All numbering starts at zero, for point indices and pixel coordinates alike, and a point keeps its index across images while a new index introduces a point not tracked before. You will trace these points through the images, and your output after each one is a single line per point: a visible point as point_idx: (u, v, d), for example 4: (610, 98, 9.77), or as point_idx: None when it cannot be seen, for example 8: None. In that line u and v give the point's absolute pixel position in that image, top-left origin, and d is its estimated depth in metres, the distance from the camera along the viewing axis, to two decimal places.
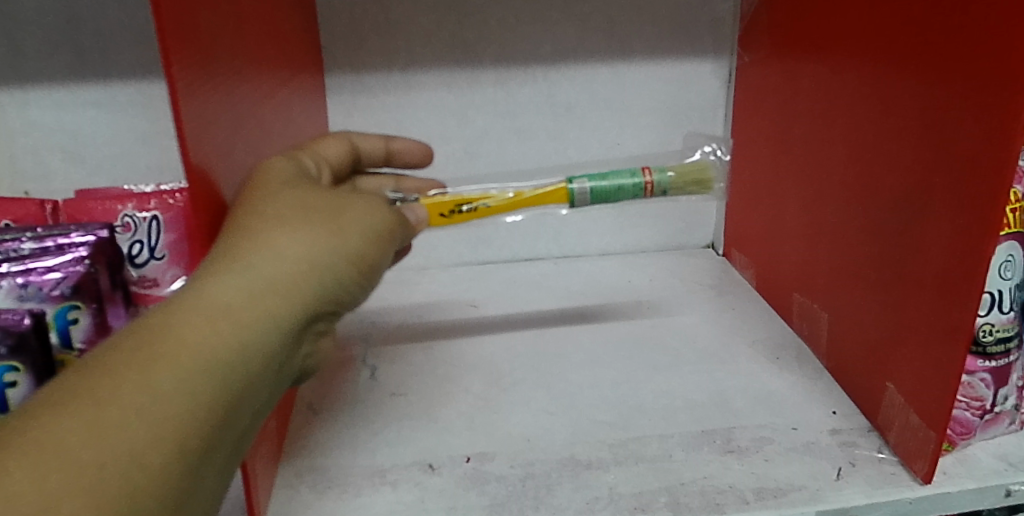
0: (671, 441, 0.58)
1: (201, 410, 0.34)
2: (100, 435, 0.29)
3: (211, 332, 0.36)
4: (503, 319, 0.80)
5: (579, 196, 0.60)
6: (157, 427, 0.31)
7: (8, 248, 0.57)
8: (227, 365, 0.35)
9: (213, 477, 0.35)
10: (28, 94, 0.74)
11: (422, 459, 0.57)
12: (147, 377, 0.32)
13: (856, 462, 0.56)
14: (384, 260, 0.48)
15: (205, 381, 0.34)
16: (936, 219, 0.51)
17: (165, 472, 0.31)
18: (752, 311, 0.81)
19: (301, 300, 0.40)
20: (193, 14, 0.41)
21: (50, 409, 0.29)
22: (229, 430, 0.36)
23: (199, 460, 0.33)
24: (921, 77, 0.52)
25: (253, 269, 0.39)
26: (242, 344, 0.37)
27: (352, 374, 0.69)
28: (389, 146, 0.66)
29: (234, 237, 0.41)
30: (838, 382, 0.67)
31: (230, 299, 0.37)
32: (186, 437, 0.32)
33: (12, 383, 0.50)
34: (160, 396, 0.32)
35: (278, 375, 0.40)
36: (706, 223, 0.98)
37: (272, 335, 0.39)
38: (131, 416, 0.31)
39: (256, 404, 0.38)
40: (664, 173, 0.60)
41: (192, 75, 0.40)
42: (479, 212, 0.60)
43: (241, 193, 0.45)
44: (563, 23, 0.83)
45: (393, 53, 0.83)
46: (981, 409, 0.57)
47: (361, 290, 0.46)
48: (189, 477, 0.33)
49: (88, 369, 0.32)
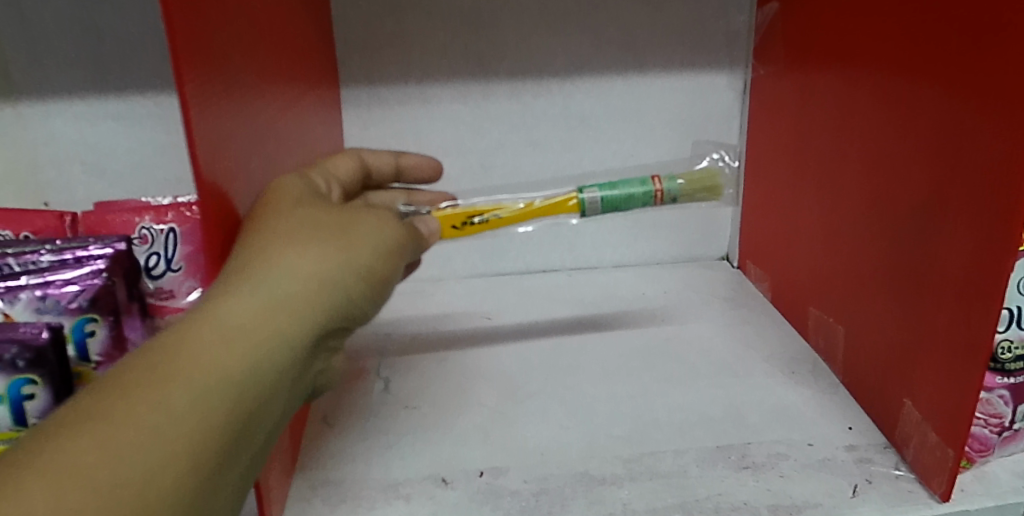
0: (686, 456, 0.58)
1: (214, 426, 0.34)
2: (115, 452, 0.30)
3: (224, 349, 0.36)
4: (517, 331, 0.80)
5: (590, 205, 0.60)
6: (172, 444, 0.32)
7: (27, 260, 0.58)
8: (240, 382, 0.36)
9: (226, 494, 0.35)
10: (50, 106, 0.75)
11: (436, 473, 0.57)
12: (161, 394, 0.32)
13: (872, 479, 0.56)
14: (395, 274, 0.48)
15: (218, 398, 0.34)
16: (953, 234, 0.51)
17: (177, 488, 0.31)
18: (768, 325, 0.81)
19: (314, 315, 0.41)
20: (206, 30, 0.41)
21: (66, 428, 0.30)
22: (242, 446, 0.36)
23: (213, 475, 0.34)
24: (939, 91, 0.52)
25: (266, 286, 0.40)
26: (254, 360, 0.37)
27: (367, 386, 0.69)
28: (398, 161, 0.66)
29: (247, 254, 0.41)
30: (854, 398, 0.67)
31: (243, 316, 0.38)
32: (199, 453, 0.33)
33: (30, 395, 0.51)
34: (174, 413, 0.32)
35: (291, 391, 0.41)
36: (720, 235, 0.97)
37: (285, 351, 0.39)
38: (145, 433, 0.31)
39: (269, 420, 0.39)
40: (674, 181, 0.61)
41: (204, 93, 0.41)
42: (491, 223, 0.60)
43: (254, 211, 0.46)
44: (577, 35, 0.83)
45: (409, 65, 0.83)
46: (999, 426, 0.56)
47: (372, 303, 0.46)
48: (201, 495, 0.33)
49: (103, 388, 0.32)
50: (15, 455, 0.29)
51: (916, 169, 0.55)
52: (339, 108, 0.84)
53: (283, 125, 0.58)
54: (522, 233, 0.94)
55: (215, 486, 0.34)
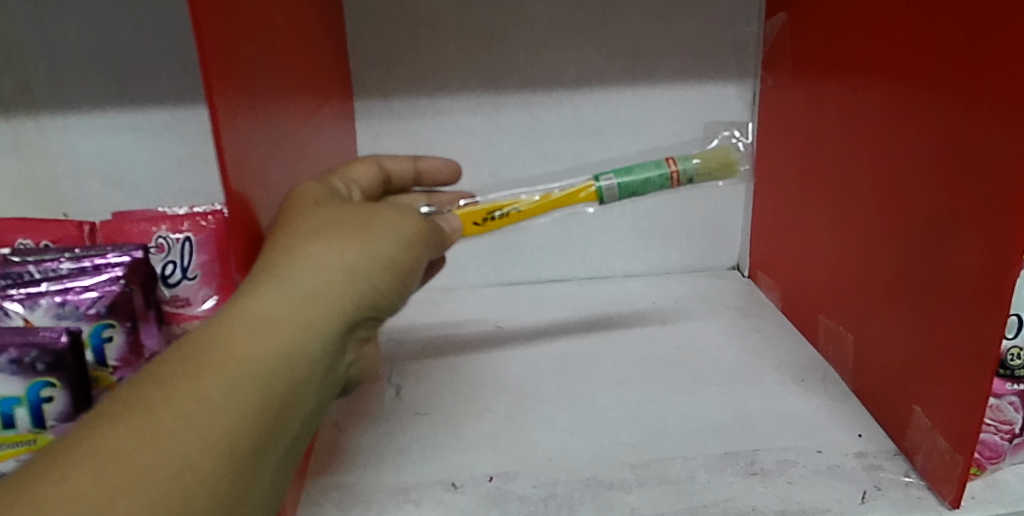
0: (694, 462, 0.58)
1: (248, 417, 0.36)
2: (152, 442, 0.32)
3: (253, 340, 0.38)
4: (527, 339, 0.81)
5: (607, 193, 0.61)
6: (203, 433, 0.33)
7: (47, 267, 0.60)
8: (270, 371, 0.37)
9: (261, 483, 0.37)
10: (70, 119, 0.77)
11: (445, 478, 0.57)
12: (195, 387, 0.35)
13: (881, 485, 0.56)
14: (419, 266, 0.49)
15: (251, 389, 0.36)
16: (955, 237, 0.52)
17: (213, 475, 0.33)
18: (778, 334, 0.81)
19: (340, 306, 0.42)
20: (233, 44, 0.43)
21: (108, 421, 0.32)
22: (276, 436, 0.38)
23: (247, 466, 0.35)
24: (944, 96, 0.53)
25: (293, 279, 0.41)
26: (285, 352, 0.38)
27: (378, 393, 0.70)
28: (418, 165, 0.67)
29: (277, 252, 0.43)
30: (864, 405, 0.67)
31: (273, 310, 0.39)
32: (234, 442, 0.35)
33: (49, 398, 0.52)
34: (208, 404, 0.34)
35: (322, 382, 0.42)
36: (731, 244, 0.97)
37: (315, 341, 0.40)
38: (181, 424, 0.33)
39: (302, 411, 0.40)
40: (688, 161, 0.62)
41: (233, 104, 0.42)
42: (512, 217, 0.61)
43: (281, 213, 0.47)
44: (587, 48, 0.84)
45: (420, 78, 0.85)
46: (1011, 433, 0.56)
47: (398, 295, 0.47)
48: (236, 483, 0.34)
49: (144, 383, 0.35)
50: (62, 445, 0.31)
51: (920, 172, 0.56)
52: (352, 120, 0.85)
53: (301, 136, 0.60)
54: (533, 243, 0.95)
55: (250, 474, 0.36)
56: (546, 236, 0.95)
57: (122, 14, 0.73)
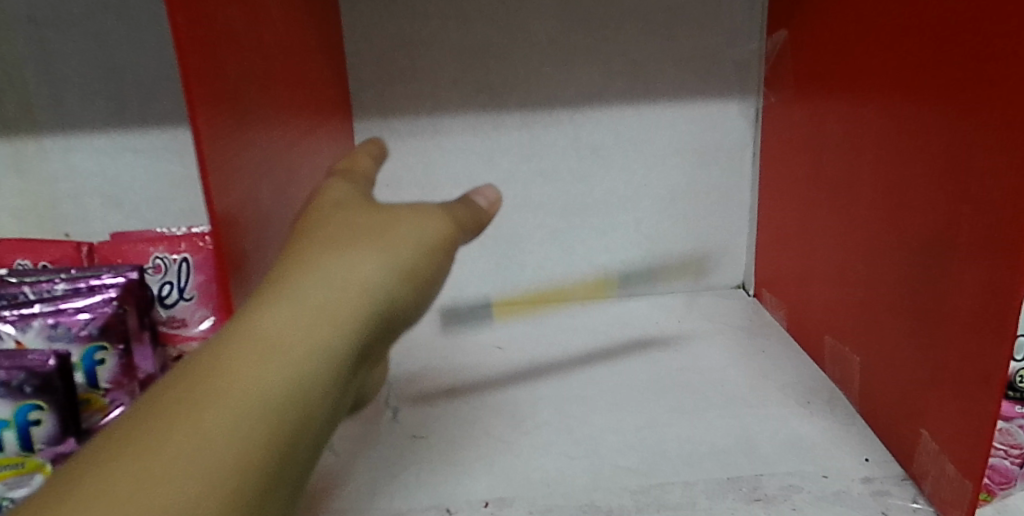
0: (695, 488, 0.57)
1: (276, 417, 0.36)
2: (176, 444, 0.33)
3: (275, 345, 0.39)
4: (529, 360, 0.79)
5: None
6: (229, 435, 0.34)
7: (42, 288, 0.60)
8: (294, 374, 0.38)
9: (294, 488, 0.38)
10: (72, 140, 0.78)
11: (440, 503, 0.56)
12: (221, 391, 0.36)
13: (888, 512, 0.54)
14: (441, 265, 0.50)
15: (277, 389, 0.37)
16: (953, 249, 0.51)
17: (241, 474, 0.34)
18: (784, 355, 0.79)
19: (363, 307, 0.44)
20: (219, 67, 0.43)
21: (136, 425, 0.34)
22: (307, 437, 0.39)
23: (277, 468, 0.36)
24: (936, 109, 0.53)
25: (314, 285, 0.43)
26: (310, 353, 0.40)
27: (374, 415, 0.69)
28: None
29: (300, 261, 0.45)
30: (871, 428, 0.65)
31: (298, 313, 0.41)
32: (261, 442, 0.35)
33: (37, 420, 0.51)
34: (234, 406, 0.35)
35: (348, 387, 0.43)
36: (736, 263, 0.96)
37: (341, 340, 0.42)
38: (207, 425, 0.34)
39: (332, 412, 0.41)
40: None
41: (217, 128, 0.42)
42: None
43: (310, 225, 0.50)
44: (587, 66, 0.84)
45: (420, 98, 0.85)
46: (1021, 458, 0.55)
47: (422, 292, 0.49)
48: (263, 487, 0.35)
49: (173, 388, 0.36)
50: (95, 447, 0.33)
51: (914, 182, 0.57)
52: (351, 140, 0.85)
53: (291, 158, 0.60)
54: (535, 261, 0.94)
55: (269, 484, 0.36)
56: (548, 255, 0.94)
57: (123, 36, 0.74)
